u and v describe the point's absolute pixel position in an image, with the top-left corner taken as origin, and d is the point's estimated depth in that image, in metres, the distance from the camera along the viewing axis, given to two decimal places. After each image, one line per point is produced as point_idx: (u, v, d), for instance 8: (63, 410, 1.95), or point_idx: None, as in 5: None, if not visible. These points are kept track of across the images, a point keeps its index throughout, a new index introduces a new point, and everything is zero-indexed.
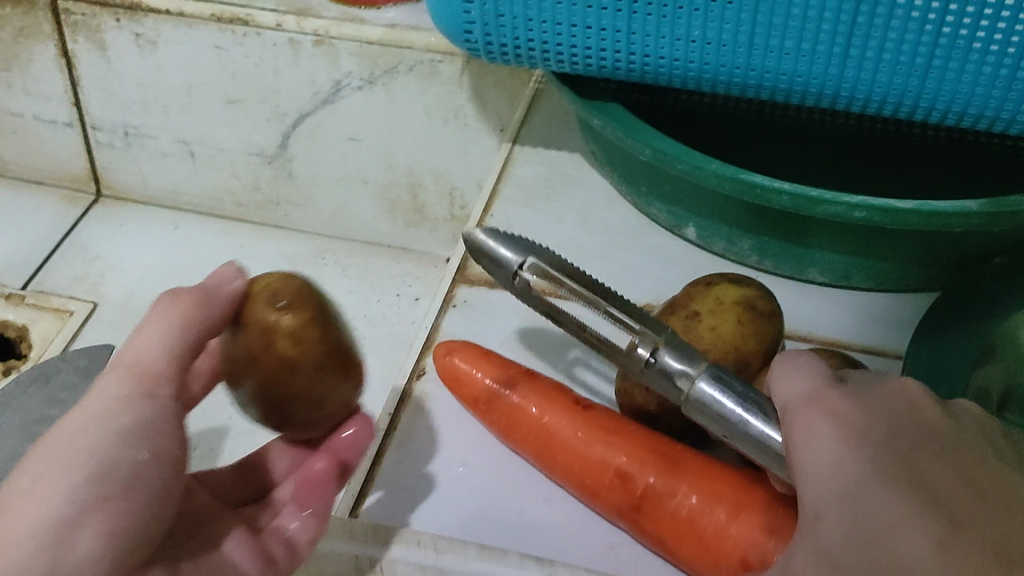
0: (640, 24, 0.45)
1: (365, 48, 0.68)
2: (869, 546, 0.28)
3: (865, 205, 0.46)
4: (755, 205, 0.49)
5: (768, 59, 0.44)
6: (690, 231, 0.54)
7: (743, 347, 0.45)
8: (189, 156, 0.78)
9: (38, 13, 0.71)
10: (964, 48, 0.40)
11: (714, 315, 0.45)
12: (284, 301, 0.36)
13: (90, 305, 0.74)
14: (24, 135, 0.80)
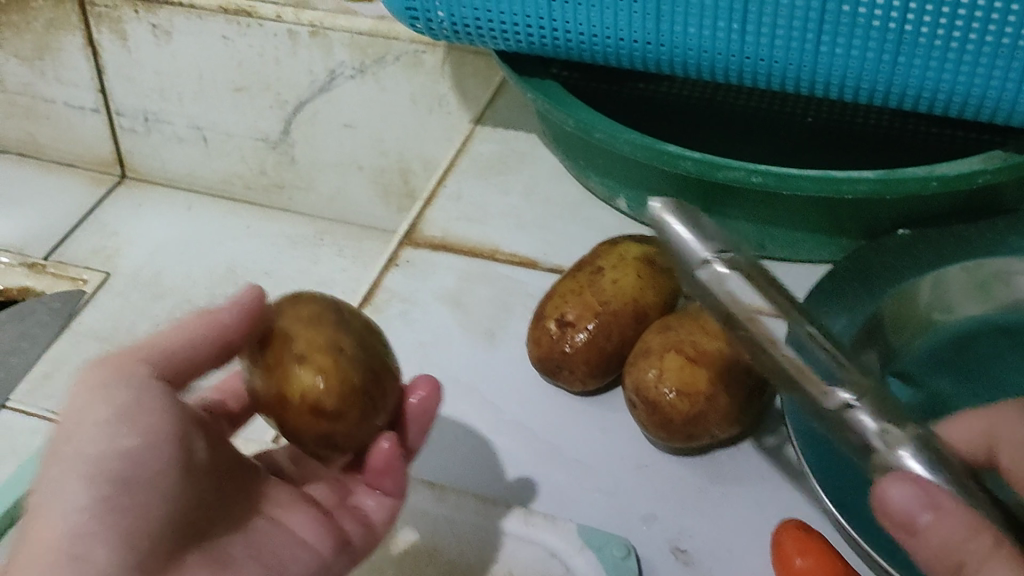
0: (559, 11, 0.47)
1: (356, 38, 0.73)
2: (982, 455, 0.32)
3: (762, 170, 0.49)
4: (671, 174, 0.53)
5: (673, 33, 0.44)
6: (621, 202, 0.58)
7: (642, 298, 0.48)
8: (202, 142, 0.84)
9: (66, 6, 0.78)
10: (849, 22, 0.40)
11: (617, 270, 0.48)
12: (315, 357, 0.35)
13: (103, 275, 0.79)
14: (57, 120, 0.86)
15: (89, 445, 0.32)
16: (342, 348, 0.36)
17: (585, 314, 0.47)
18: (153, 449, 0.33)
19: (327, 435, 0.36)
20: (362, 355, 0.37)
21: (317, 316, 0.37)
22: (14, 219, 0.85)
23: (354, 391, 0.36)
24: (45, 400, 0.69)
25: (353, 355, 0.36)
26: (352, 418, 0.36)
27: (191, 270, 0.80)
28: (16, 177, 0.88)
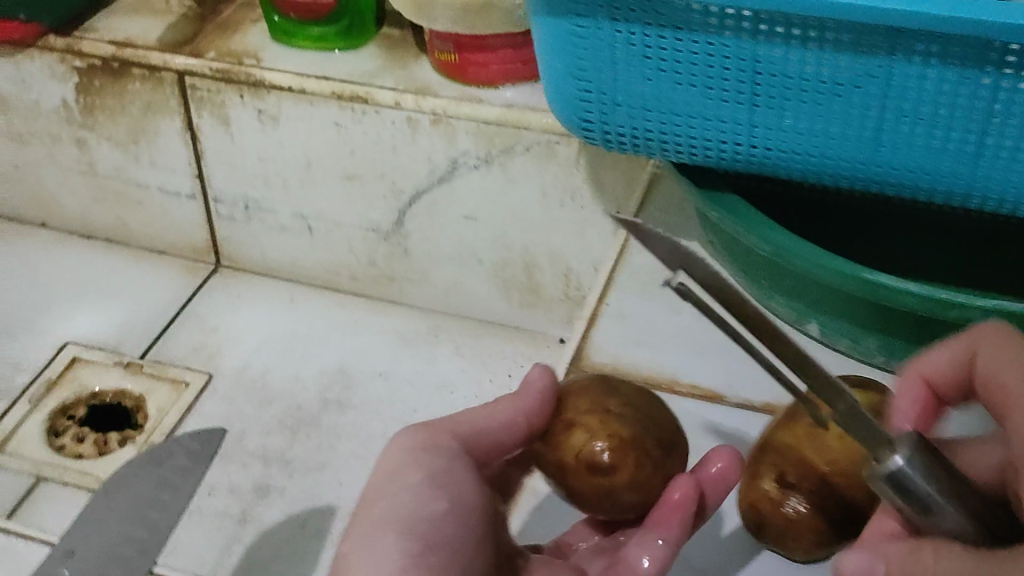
0: (764, 118, 0.48)
1: (482, 127, 0.68)
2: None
3: (999, 310, 0.44)
4: (880, 306, 0.48)
5: (885, 153, 0.47)
6: (812, 327, 0.53)
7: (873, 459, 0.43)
8: (307, 231, 0.79)
9: (165, 89, 0.75)
10: None
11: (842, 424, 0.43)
12: (599, 411, 0.45)
13: (205, 376, 0.74)
14: (149, 206, 0.82)
15: (399, 508, 0.41)
16: (626, 413, 0.45)
17: (808, 478, 0.43)
18: (456, 517, 0.42)
19: (611, 492, 0.44)
20: (646, 421, 0.45)
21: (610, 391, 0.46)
22: (106, 312, 0.80)
23: (637, 446, 0.44)
24: None
25: (640, 418, 0.45)
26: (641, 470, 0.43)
27: (299, 371, 0.75)
28: (105, 265, 0.84)
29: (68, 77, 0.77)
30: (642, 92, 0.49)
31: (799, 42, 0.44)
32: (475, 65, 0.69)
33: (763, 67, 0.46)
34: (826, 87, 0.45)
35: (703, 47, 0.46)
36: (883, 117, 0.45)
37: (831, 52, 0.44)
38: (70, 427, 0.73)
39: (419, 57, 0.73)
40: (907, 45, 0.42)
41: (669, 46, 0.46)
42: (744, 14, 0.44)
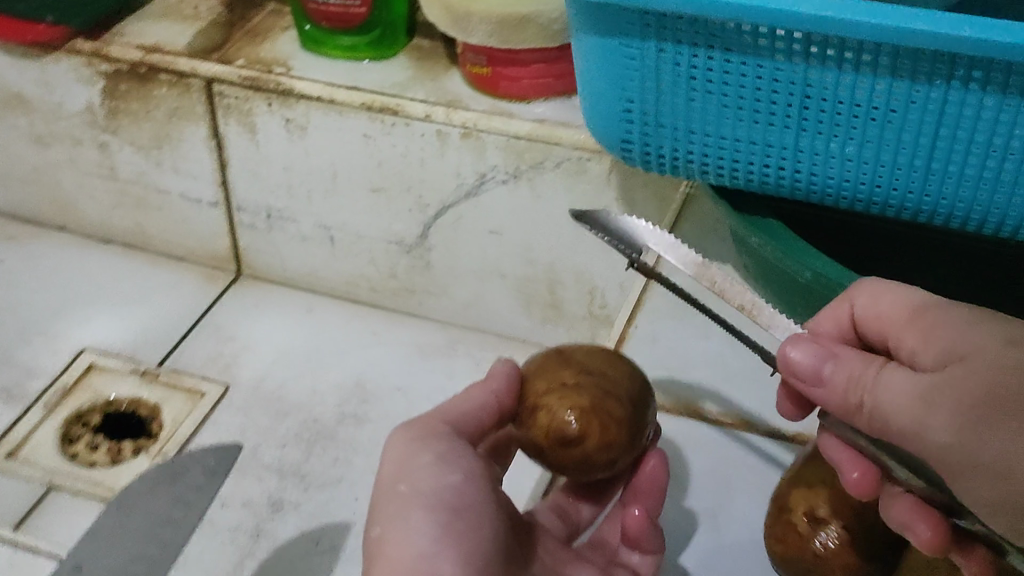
0: (808, 143, 0.46)
1: (512, 142, 0.68)
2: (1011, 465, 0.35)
3: None
4: None
5: (935, 183, 0.45)
6: None
7: None
8: (328, 242, 0.77)
9: (192, 95, 0.74)
10: None
11: None
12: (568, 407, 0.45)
13: (222, 386, 0.74)
14: (170, 212, 0.81)
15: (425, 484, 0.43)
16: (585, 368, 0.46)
17: (841, 511, 0.42)
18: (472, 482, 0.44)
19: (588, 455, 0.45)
20: (598, 376, 0.46)
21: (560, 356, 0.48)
22: (123, 318, 0.79)
23: (602, 404, 0.45)
24: None
25: (594, 378, 0.46)
26: (614, 428, 0.45)
27: (317, 384, 0.74)
28: (124, 270, 0.83)
29: (95, 80, 0.76)
30: (686, 109, 0.48)
31: (851, 68, 0.43)
32: (508, 79, 0.68)
33: (813, 92, 0.44)
34: (875, 113, 0.44)
35: (752, 69, 0.45)
36: (933, 147, 0.44)
37: (883, 79, 0.42)
38: (84, 434, 0.72)
39: (449, 69, 0.72)
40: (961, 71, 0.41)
41: (717, 68, 0.45)
42: (795, 36, 0.43)
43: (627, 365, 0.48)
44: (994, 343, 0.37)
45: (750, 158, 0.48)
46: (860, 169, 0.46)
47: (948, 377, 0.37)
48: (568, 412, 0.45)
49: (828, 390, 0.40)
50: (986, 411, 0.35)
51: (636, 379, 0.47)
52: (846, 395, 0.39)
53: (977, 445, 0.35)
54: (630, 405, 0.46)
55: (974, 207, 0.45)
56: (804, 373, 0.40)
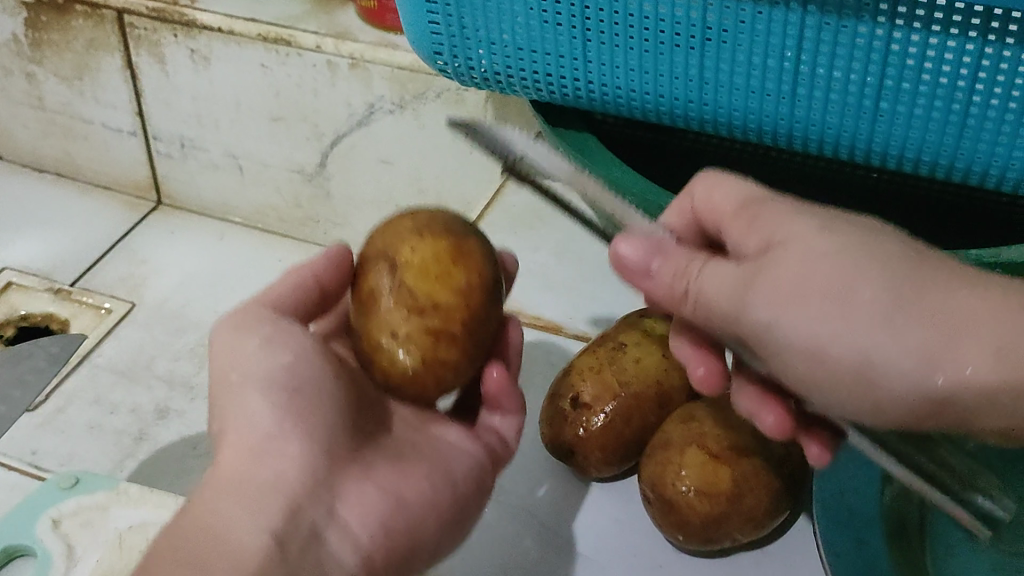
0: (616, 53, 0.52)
1: (396, 73, 0.70)
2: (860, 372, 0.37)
3: None
4: None
5: (735, 97, 0.51)
6: None
7: (665, 382, 0.46)
8: (237, 170, 0.81)
9: (106, 26, 0.77)
10: (906, 91, 0.47)
11: (640, 348, 0.46)
12: (398, 330, 0.43)
13: (128, 304, 0.77)
14: (94, 141, 0.85)
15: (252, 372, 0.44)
16: (420, 303, 0.43)
17: (604, 396, 0.45)
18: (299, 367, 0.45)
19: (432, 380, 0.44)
20: (434, 313, 0.43)
21: (394, 274, 0.44)
22: (46, 241, 0.83)
23: (436, 353, 0.43)
24: (52, 436, 0.67)
25: (429, 317, 0.43)
26: (454, 371, 0.44)
27: (217, 305, 0.77)
28: (54, 197, 0.87)
29: (18, 12, 0.79)
30: (496, 21, 0.53)
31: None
32: (394, 13, 0.71)
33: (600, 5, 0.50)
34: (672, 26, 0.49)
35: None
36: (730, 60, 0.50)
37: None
38: None
39: (344, 5, 0.74)
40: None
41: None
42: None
43: (464, 280, 0.44)
44: (807, 228, 0.38)
45: (560, 67, 0.54)
46: (651, 73, 0.52)
47: (768, 264, 0.38)
48: (403, 365, 0.43)
49: (655, 283, 0.40)
50: (800, 296, 0.36)
51: (475, 304, 0.44)
52: (671, 288, 0.40)
53: (787, 320, 0.37)
54: (474, 338, 0.44)
55: (746, 116, 0.52)
56: (630, 269, 0.40)
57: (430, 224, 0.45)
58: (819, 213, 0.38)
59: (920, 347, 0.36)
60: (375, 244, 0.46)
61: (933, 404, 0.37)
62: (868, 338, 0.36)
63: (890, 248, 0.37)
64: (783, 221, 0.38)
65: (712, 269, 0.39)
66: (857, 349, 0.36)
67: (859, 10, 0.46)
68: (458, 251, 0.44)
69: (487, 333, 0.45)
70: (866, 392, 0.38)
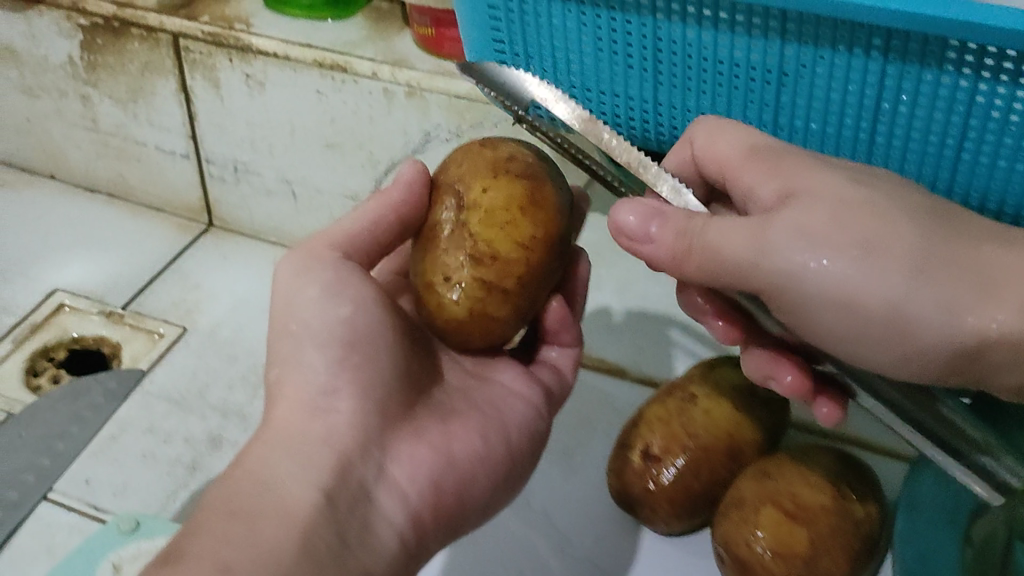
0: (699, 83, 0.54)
1: (454, 102, 0.70)
2: (882, 327, 0.42)
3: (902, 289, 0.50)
4: None
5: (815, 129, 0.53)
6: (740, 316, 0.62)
7: (735, 437, 0.49)
8: (291, 196, 0.81)
9: (162, 50, 0.76)
10: (991, 129, 0.48)
11: (709, 402, 0.50)
12: (456, 280, 0.46)
13: (180, 329, 0.77)
14: (147, 163, 0.85)
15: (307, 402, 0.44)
16: (481, 252, 0.45)
17: (674, 451, 0.49)
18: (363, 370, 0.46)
19: (482, 325, 0.47)
20: (493, 262, 0.45)
21: (463, 214, 0.46)
22: (99, 264, 0.83)
23: (487, 307, 0.46)
24: (107, 465, 0.67)
25: (487, 268, 0.45)
26: (504, 322, 0.47)
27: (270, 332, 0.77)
28: (106, 218, 0.88)
29: (74, 34, 0.79)
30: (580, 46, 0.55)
31: (723, 26, 0.51)
32: (451, 40, 0.70)
33: (697, 46, 0.53)
34: (757, 63, 0.52)
35: (639, 26, 0.53)
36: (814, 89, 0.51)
37: (752, 37, 0.51)
38: (48, 368, 0.76)
39: (401, 31, 0.74)
40: (795, 29, 0.50)
41: (617, 27, 0.54)
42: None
43: (529, 234, 0.45)
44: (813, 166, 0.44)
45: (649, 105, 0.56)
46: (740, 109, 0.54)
47: (787, 209, 0.42)
48: (457, 313, 0.46)
49: (653, 245, 0.44)
50: (825, 241, 0.41)
51: (537, 258, 0.45)
52: (672, 243, 0.44)
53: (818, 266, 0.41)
54: (527, 294, 0.46)
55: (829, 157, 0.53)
56: (637, 227, 0.44)
57: (519, 161, 0.47)
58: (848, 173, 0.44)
59: (938, 297, 0.41)
60: (460, 175, 0.47)
61: (970, 349, 0.41)
62: (896, 286, 0.40)
63: (910, 199, 0.42)
64: (804, 177, 0.44)
65: (716, 219, 0.43)
66: (882, 297, 0.41)
67: (942, 60, 0.47)
68: (533, 203, 0.46)
69: (547, 284, 0.47)
70: (898, 348, 0.42)
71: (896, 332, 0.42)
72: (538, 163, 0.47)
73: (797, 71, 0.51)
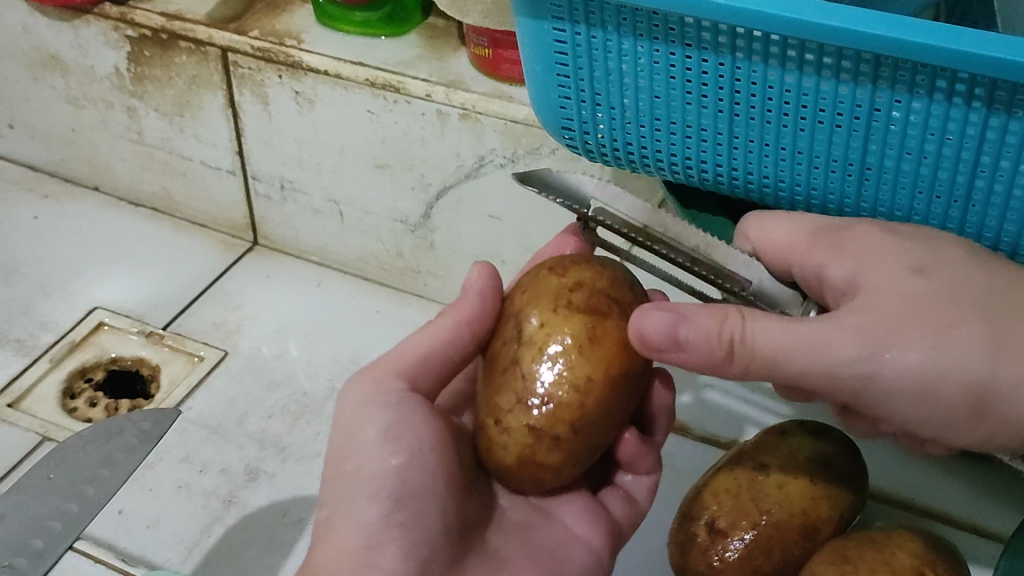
0: (768, 134, 0.45)
1: (511, 126, 0.66)
2: (969, 402, 0.41)
3: None
4: None
5: (902, 191, 0.44)
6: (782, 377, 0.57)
7: (811, 510, 0.48)
8: (338, 217, 0.78)
9: (210, 64, 0.74)
10: None
11: (783, 473, 0.49)
12: (508, 429, 0.44)
13: (220, 352, 0.75)
14: (193, 178, 0.83)
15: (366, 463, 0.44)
16: (538, 393, 0.43)
17: (740, 524, 0.47)
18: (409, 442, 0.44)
19: (538, 473, 0.45)
20: (544, 406, 0.43)
21: (520, 348, 0.44)
22: (140, 281, 0.81)
23: (541, 453, 0.44)
24: (141, 494, 0.64)
25: (538, 413, 0.43)
26: (563, 465, 0.44)
27: (313, 358, 0.75)
28: (149, 233, 0.85)
29: (121, 44, 0.77)
30: (624, 88, 0.46)
31: (811, 68, 0.42)
32: (509, 62, 0.66)
33: (774, 89, 0.43)
34: (845, 109, 0.42)
35: (705, 66, 0.43)
36: (909, 142, 0.42)
37: (846, 83, 0.42)
38: (85, 390, 0.74)
39: (457, 50, 0.71)
40: (905, 75, 0.40)
41: (678, 65, 0.44)
42: (756, 35, 0.41)
43: (584, 376, 0.43)
44: (877, 232, 0.43)
45: (701, 151, 0.47)
46: (812, 161, 0.45)
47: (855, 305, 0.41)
48: (511, 452, 0.44)
49: (688, 352, 0.41)
50: (897, 334, 0.40)
51: (593, 403, 0.43)
52: (712, 351, 0.40)
53: (895, 358, 0.40)
54: (585, 440, 0.44)
55: (911, 214, 0.45)
56: (673, 331, 0.40)
57: (591, 291, 0.44)
58: (916, 242, 0.42)
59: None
60: (529, 298, 0.45)
61: None
62: (980, 362, 0.40)
63: (973, 266, 0.41)
64: (869, 254, 0.42)
65: (757, 321, 0.40)
66: (965, 379, 0.40)
67: None
68: (590, 339, 0.43)
69: (615, 424, 0.45)
70: (989, 413, 0.41)
71: (989, 402, 0.40)
72: (613, 292, 0.44)
73: (891, 117, 0.42)
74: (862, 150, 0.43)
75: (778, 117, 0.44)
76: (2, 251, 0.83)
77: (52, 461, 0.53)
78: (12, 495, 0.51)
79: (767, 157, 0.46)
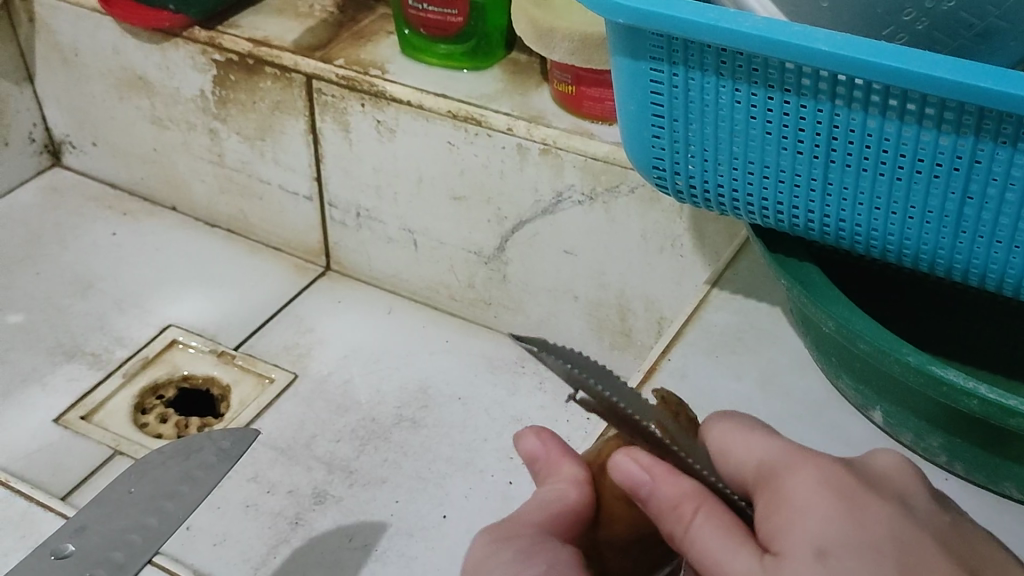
0: (860, 181, 0.43)
1: (590, 163, 0.66)
2: None
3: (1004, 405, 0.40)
4: (881, 372, 0.45)
5: (999, 250, 0.42)
6: (845, 387, 0.50)
7: None
8: (412, 246, 0.79)
9: (293, 90, 0.75)
10: None
11: None
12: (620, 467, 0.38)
13: (291, 375, 0.76)
14: (270, 202, 0.84)
15: None
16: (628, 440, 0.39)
17: None
18: None
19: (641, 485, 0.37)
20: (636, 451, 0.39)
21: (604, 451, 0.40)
22: (213, 299, 0.82)
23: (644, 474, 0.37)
24: (209, 513, 0.65)
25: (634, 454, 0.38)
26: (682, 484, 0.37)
27: (381, 384, 0.75)
28: (225, 253, 0.87)
29: (207, 68, 0.78)
30: (719, 128, 0.45)
31: (912, 118, 0.40)
32: (591, 99, 0.66)
33: (872, 137, 0.42)
34: (943, 159, 0.41)
35: (800, 108, 0.43)
36: (1005, 198, 0.40)
37: (947, 135, 0.40)
38: (156, 406, 0.75)
39: (539, 85, 0.71)
40: (1008, 131, 0.38)
41: (776, 108, 0.43)
42: (857, 82, 0.40)
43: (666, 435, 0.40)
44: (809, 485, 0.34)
45: (793, 196, 0.46)
46: (905, 213, 0.43)
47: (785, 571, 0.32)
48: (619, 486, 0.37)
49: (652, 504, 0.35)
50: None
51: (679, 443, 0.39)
52: (660, 518, 0.35)
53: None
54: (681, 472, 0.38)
55: (1007, 271, 0.42)
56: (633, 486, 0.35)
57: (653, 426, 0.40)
58: (838, 516, 0.33)
59: None
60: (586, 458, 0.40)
61: None
62: None
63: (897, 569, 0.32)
64: (794, 513, 0.33)
65: (707, 525, 0.34)
66: None
67: None
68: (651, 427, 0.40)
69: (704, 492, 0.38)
70: None
71: None
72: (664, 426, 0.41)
73: (991, 170, 0.40)
74: (957, 204, 0.41)
75: (874, 165, 0.42)
76: (80, 266, 0.84)
77: (133, 476, 0.54)
78: (94, 506, 0.52)
79: (860, 206, 0.44)
